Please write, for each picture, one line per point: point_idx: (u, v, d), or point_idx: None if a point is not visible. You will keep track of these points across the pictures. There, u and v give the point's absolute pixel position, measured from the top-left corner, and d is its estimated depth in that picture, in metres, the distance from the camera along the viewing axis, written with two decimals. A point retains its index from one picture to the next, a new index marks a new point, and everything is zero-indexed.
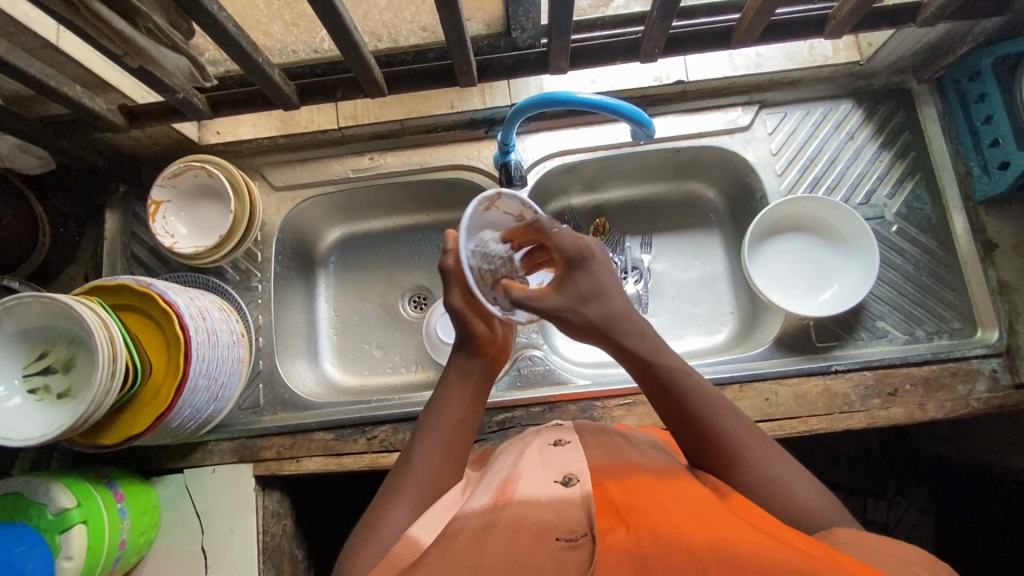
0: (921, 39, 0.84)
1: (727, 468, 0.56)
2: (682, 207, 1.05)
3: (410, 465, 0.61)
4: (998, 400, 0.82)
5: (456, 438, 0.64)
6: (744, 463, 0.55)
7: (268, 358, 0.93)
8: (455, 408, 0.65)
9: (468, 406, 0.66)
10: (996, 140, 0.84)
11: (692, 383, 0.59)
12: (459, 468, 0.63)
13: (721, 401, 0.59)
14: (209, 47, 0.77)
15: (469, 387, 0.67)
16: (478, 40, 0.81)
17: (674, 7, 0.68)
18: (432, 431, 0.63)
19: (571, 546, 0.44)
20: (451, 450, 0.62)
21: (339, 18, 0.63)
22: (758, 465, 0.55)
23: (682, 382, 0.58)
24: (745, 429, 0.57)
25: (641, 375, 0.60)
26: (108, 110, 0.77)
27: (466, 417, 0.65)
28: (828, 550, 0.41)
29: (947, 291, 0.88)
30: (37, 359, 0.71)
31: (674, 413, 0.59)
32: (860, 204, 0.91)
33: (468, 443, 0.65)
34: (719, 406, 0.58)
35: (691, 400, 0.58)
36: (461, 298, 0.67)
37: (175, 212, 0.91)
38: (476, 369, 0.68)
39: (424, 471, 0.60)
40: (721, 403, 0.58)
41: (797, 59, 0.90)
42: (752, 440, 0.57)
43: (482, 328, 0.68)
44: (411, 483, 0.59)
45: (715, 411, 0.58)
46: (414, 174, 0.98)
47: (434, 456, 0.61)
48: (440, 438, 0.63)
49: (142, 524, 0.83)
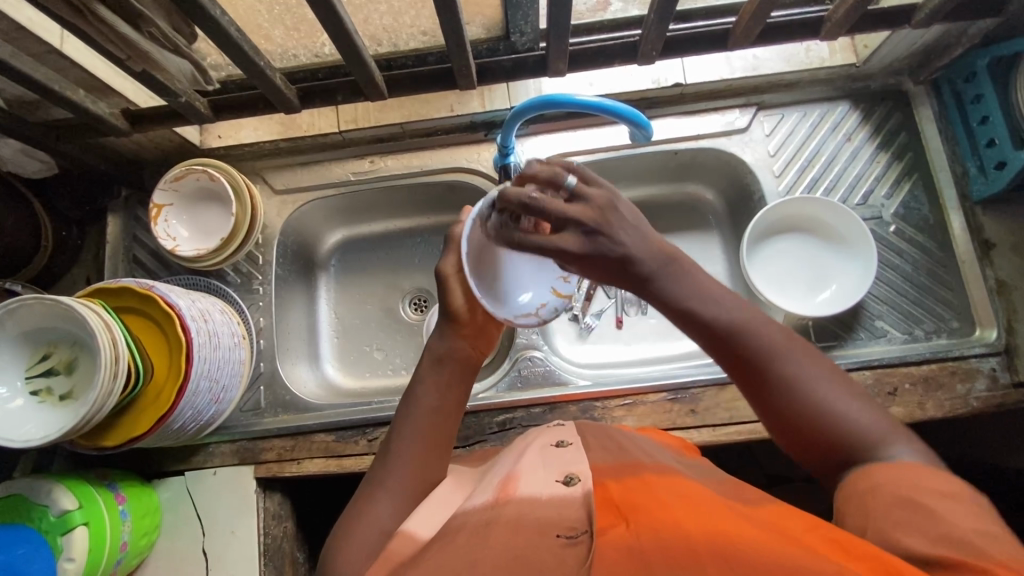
0: (917, 41, 0.85)
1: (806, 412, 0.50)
2: (681, 209, 1.05)
3: (393, 457, 0.61)
4: (997, 399, 0.82)
5: (438, 430, 0.63)
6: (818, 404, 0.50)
7: (269, 360, 0.94)
8: (431, 397, 0.64)
9: (445, 395, 0.65)
10: (992, 140, 0.84)
11: (749, 324, 0.52)
12: (440, 459, 0.63)
13: (783, 337, 0.52)
14: (211, 51, 0.78)
15: (444, 373, 0.66)
16: (477, 44, 0.82)
17: (671, 10, 0.69)
18: (410, 423, 0.63)
19: (570, 543, 0.44)
20: (430, 440, 0.62)
21: (340, 24, 0.64)
22: (820, 404, 0.50)
23: (728, 325, 0.52)
24: (817, 366, 0.51)
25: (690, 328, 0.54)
26: (111, 115, 0.78)
27: (445, 407, 0.64)
28: (829, 535, 0.42)
29: (944, 290, 0.88)
30: (40, 361, 0.72)
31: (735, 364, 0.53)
32: (857, 204, 0.92)
33: (449, 433, 0.64)
34: (782, 348, 0.52)
35: (759, 350, 0.51)
36: (454, 258, 0.69)
37: (177, 215, 0.92)
38: (451, 353, 0.67)
39: (407, 465, 0.60)
40: (784, 340, 0.52)
41: (794, 62, 0.92)
42: (815, 376, 0.51)
43: (463, 306, 0.68)
44: (395, 478, 0.59)
45: (781, 351, 0.51)
46: (413, 177, 0.98)
47: (415, 448, 0.61)
48: (418, 429, 0.62)
49: (143, 527, 0.83)
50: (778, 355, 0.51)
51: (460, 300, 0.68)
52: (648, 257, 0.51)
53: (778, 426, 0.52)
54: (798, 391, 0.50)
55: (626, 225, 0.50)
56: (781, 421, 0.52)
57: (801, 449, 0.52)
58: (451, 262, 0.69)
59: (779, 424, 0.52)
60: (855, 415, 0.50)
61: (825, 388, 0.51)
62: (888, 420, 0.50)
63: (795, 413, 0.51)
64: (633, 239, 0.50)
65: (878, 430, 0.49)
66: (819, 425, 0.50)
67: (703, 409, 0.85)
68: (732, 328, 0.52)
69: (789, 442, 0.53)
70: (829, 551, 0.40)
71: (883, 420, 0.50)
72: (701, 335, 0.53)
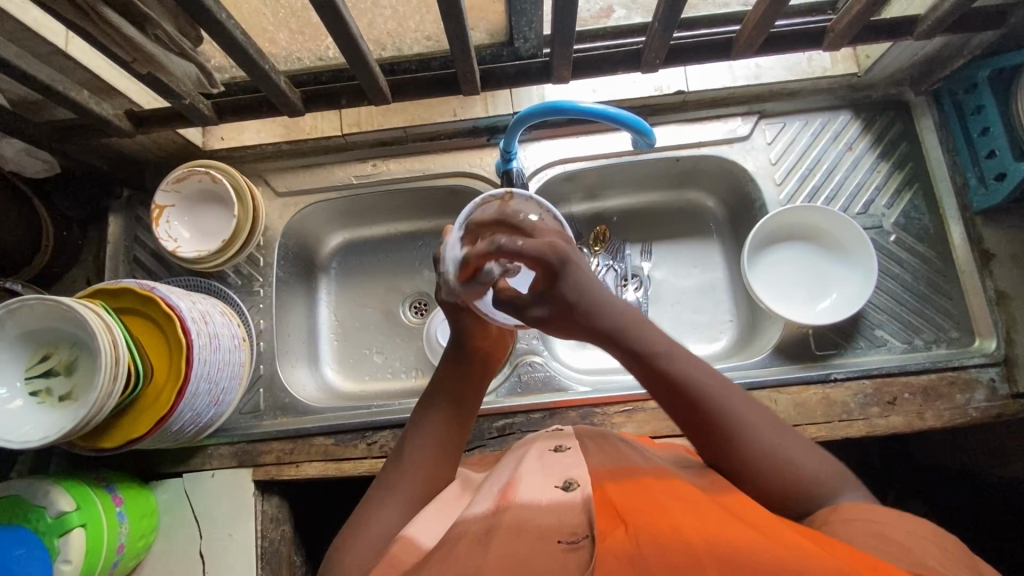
0: (918, 52, 0.85)
1: (757, 461, 0.53)
2: (682, 215, 1.06)
3: (403, 462, 0.61)
4: (996, 409, 0.83)
5: (448, 437, 0.64)
6: (767, 452, 0.53)
7: (268, 362, 0.93)
8: (446, 404, 0.66)
9: (460, 404, 0.67)
10: (992, 151, 0.85)
11: (694, 370, 0.56)
12: (451, 466, 0.64)
13: (730, 387, 0.56)
14: (215, 53, 0.80)
15: (461, 384, 0.68)
16: (481, 49, 0.82)
17: (675, 19, 0.70)
18: (422, 429, 0.64)
19: (572, 548, 0.45)
20: (446, 444, 0.63)
21: (344, 29, 0.64)
22: (768, 451, 0.53)
23: (683, 373, 0.56)
24: (761, 416, 0.55)
25: (637, 367, 0.58)
26: (115, 115, 0.78)
27: (456, 415, 0.66)
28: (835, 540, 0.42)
29: (944, 300, 0.88)
30: (40, 361, 0.72)
31: (682, 409, 0.56)
32: (859, 213, 0.92)
33: (459, 439, 0.65)
34: (725, 395, 0.55)
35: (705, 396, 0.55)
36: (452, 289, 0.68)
37: (178, 216, 0.92)
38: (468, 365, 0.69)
39: (418, 469, 0.61)
40: (730, 390, 0.56)
41: (797, 71, 0.92)
42: (765, 425, 0.54)
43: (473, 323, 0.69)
44: (402, 479, 0.60)
45: (727, 399, 0.55)
46: (416, 181, 0.99)
47: (427, 453, 0.62)
48: (436, 434, 0.63)
49: (141, 529, 0.83)
50: (722, 400, 0.55)
51: (475, 321, 0.69)
52: (597, 303, 0.59)
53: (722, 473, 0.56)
54: (741, 438, 0.54)
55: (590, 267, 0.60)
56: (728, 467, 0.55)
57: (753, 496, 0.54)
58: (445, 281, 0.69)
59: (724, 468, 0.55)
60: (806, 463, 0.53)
61: (773, 436, 0.54)
62: (827, 462, 0.54)
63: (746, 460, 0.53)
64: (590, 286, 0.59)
65: (818, 470, 0.53)
66: (761, 469, 0.53)
67: None
68: (690, 379, 0.56)
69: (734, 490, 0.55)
70: (835, 555, 0.40)
71: (829, 466, 0.53)
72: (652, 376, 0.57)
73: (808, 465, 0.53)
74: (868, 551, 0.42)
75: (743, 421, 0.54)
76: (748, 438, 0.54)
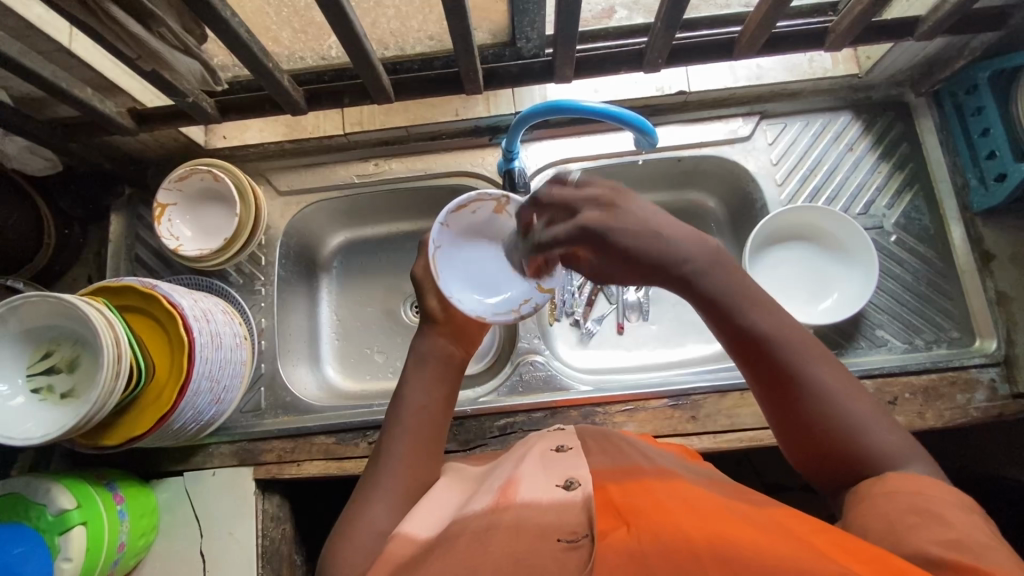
0: (918, 53, 0.86)
1: (831, 427, 0.50)
2: (683, 215, 1.06)
3: (383, 461, 0.61)
4: (997, 409, 0.83)
5: (423, 427, 0.63)
6: (844, 420, 0.50)
7: (269, 361, 0.93)
8: (418, 395, 0.65)
9: (431, 391, 0.65)
10: (992, 153, 0.85)
11: (775, 327, 0.52)
12: (433, 456, 0.63)
13: (811, 345, 0.52)
14: (218, 52, 0.78)
15: (429, 374, 0.66)
16: (483, 49, 0.82)
17: (678, 19, 0.70)
18: (397, 424, 0.63)
19: (571, 547, 0.44)
20: (420, 438, 0.62)
21: (348, 28, 0.64)
22: (847, 417, 0.50)
23: (765, 329, 0.52)
24: (842, 379, 0.51)
25: (714, 320, 0.54)
26: (118, 113, 0.78)
27: (428, 403, 0.64)
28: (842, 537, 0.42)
29: (945, 301, 0.89)
30: (42, 358, 0.71)
31: (757, 367, 0.53)
32: (859, 214, 0.92)
33: (437, 427, 0.64)
34: (805, 355, 0.52)
35: (784, 356, 0.51)
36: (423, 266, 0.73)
37: (180, 215, 0.92)
38: (434, 352, 0.68)
39: (398, 465, 0.60)
40: (812, 349, 0.52)
41: (797, 72, 0.92)
42: (846, 390, 0.51)
43: (434, 303, 0.70)
44: (384, 477, 0.59)
45: (808, 361, 0.51)
46: (418, 180, 0.99)
47: (404, 448, 0.61)
48: (409, 429, 0.62)
49: (141, 527, 0.83)
50: (800, 360, 0.51)
51: (434, 302, 0.70)
52: (673, 256, 0.52)
53: (784, 434, 0.54)
54: (817, 403, 0.51)
55: (658, 222, 0.53)
56: (797, 428, 0.52)
57: (817, 462, 0.52)
58: (423, 266, 0.73)
59: (790, 429, 0.53)
60: (883, 435, 0.50)
61: (853, 403, 0.51)
62: (903, 440, 0.50)
63: (820, 426, 0.51)
64: (669, 225, 0.53)
65: (893, 443, 0.50)
66: (834, 437, 0.50)
67: (703, 416, 0.85)
68: (768, 336, 0.52)
69: (793, 452, 0.54)
70: (841, 556, 0.39)
71: (900, 438, 0.50)
72: (728, 332, 0.53)
73: (884, 437, 0.50)
74: (878, 548, 0.41)
75: (821, 384, 0.51)
76: (826, 403, 0.50)
